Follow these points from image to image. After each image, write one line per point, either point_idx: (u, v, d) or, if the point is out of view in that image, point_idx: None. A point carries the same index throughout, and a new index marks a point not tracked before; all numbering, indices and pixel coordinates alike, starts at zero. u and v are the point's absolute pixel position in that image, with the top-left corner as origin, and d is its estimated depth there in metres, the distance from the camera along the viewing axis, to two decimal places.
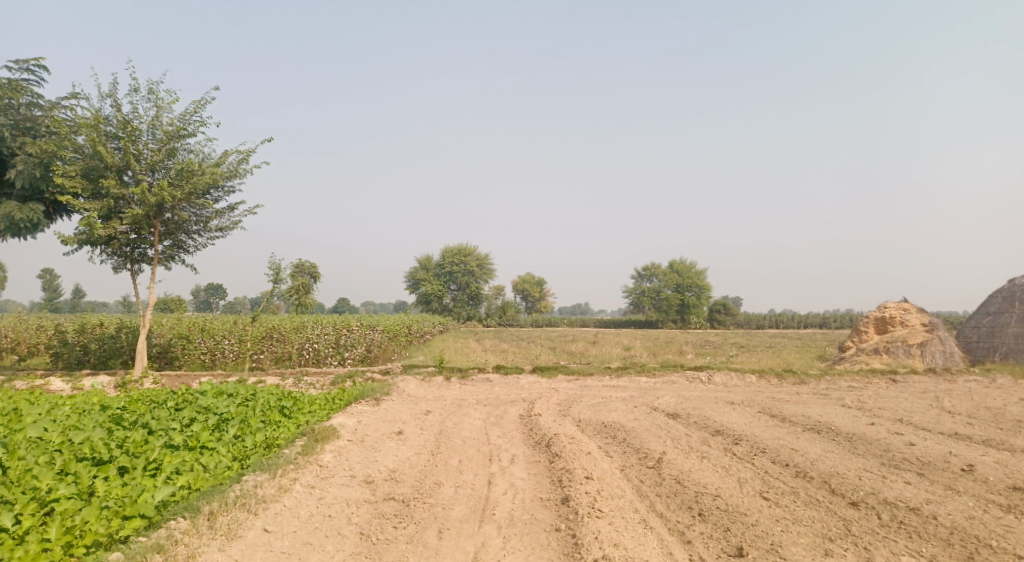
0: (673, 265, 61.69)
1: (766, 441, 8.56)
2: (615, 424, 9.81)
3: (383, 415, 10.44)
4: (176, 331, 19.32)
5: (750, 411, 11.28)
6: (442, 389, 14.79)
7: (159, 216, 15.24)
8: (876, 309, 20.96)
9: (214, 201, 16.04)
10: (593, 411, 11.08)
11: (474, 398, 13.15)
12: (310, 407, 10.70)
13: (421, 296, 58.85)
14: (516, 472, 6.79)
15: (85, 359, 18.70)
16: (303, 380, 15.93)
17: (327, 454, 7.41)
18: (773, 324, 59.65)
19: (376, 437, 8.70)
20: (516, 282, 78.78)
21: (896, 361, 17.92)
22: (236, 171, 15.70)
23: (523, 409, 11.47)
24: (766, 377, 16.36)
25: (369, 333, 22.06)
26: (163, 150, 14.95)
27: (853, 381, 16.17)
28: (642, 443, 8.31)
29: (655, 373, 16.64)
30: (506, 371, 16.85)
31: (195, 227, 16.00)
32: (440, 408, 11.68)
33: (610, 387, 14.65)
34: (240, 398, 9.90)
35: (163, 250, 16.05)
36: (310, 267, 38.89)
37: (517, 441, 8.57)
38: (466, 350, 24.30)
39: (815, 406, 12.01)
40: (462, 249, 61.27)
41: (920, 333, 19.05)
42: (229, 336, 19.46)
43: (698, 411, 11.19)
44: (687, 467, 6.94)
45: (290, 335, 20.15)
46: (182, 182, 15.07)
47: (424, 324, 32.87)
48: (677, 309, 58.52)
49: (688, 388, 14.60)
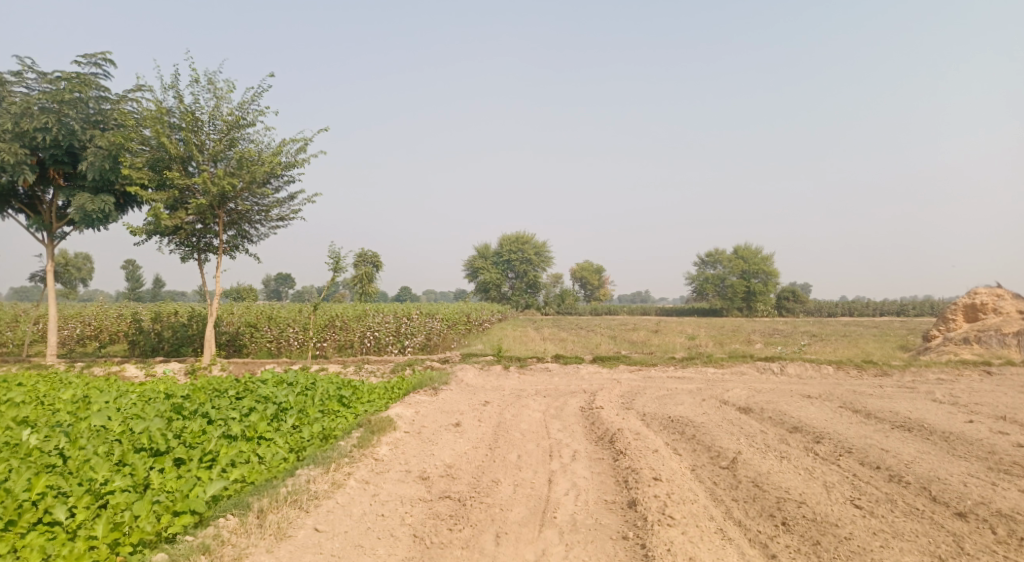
0: (737, 251, 59.31)
1: (852, 439, 7.77)
2: (682, 419, 9.23)
3: (440, 405, 10.25)
4: (243, 320, 19.95)
5: (831, 405, 10.41)
6: (500, 379, 14.53)
7: (222, 206, 15.74)
8: (966, 295, 19.17)
9: (274, 190, 16.38)
10: (658, 405, 10.51)
11: (533, 388, 12.82)
12: (369, 396, 10.67)
13: (479, 285, 59.00)
14: (578, 471, 6.37)
15: (161, 346, 19.58)
16: (363, 368, 16.06)
17: (383, 447, 7.26)
18: (845, 311, 56.44)
19: (433, 429, 8.50)
20: (574, 271, 77.79)
21: (990, 351, 16.31)
22: (295, 161, 15.98)
23: (583, 401, 11.03)
24: (845, 368, 15.24)
25: (428, 321, 22.11)
26: (224, 140, 15.37)
27: (942, 373, 14.82)
28: (713, 440, 7.72)
29: (722, 364, 15.81)
30: (565, 360, 16.42)
31: (257, 216, 16.45)
32: (498, 399, 11.40)
33: (675, 378, 13.99)
34: (298, 387, 9.94)
35: (228, 240, 16.52)
36: (371, 256, 39.66)
37: (578, 436, 8.15)
38: (524, 339, 24.02)
39: (903, 400, 10.98)
40: (519, 237, 61.00)
41: (1018, 321, 17.28)
42: (293, 325, 19.91)
43: (772, 405, 10.43)
44: (764, 469, 6.33)
45: (351, 324, 20.41)
46: (243, 172, 15.44)
47: (482, 313, 32.84)
48: (742, 296, 56.15)
49: (759, 380, 13.73)
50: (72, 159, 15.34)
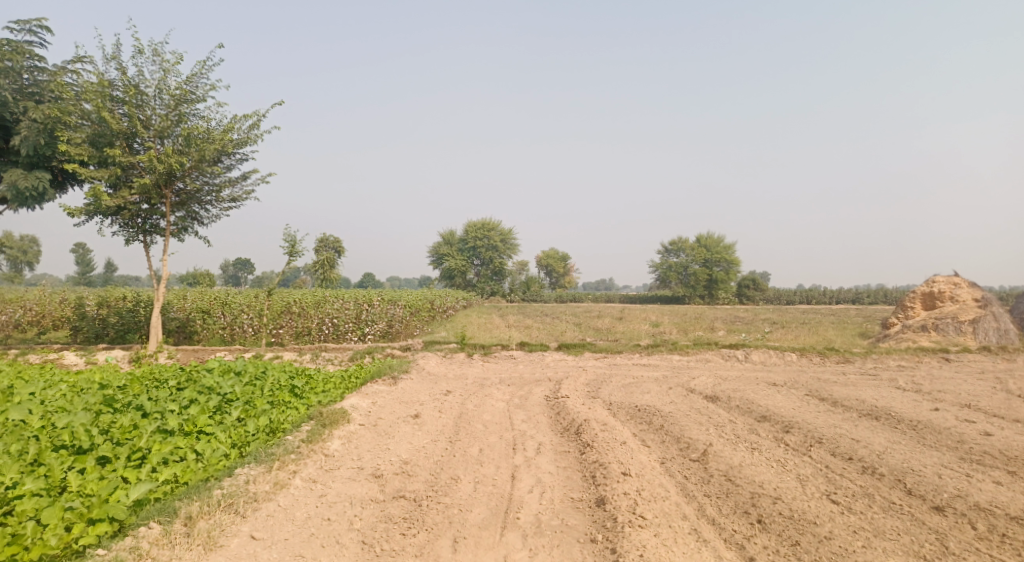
0: (700, 239, 59.99)
1: (821, 428, 7.63)
2: (650, 409, 8.98)
3: (400, 395, 9.78)
4: (194, 306, 18.99)
5: (797, 393, 10.34)
6: (464, 367, 14.11)
7: (170, 185, 14.80)
8: (924, 283, 19.56)
9: (226, 169, 15.47)
10: (625, 393, 10.26)
11: (497, 377, 12.44)
12: (325, 386, 10.14)
13: (444, 271, 58.18)
14: (543, 466, 6.02)
15: (105, 333, 18.49)
16: (321, 356, 15.42)
17: (335, 442, 6.78)
18: (803, 300, 57.83)
19: (389, 421, 8.04)
20: (540, 257, 77.75)
21: (946, 338, 16.63)
22: (248, 138, 15.11)
23: (548, 390, 10.71)
24: (808, 355, 15.31)
25: (390, 308, 21.46)
26: (172, 115, 14.38)
27: (902, 360, 15.02)
28: (683, 431, 7.47)
29: (687, 351, 15.72)
30: (530, 347, 16.10)
31: (208, 197, 15.53)
32: (460, 388, 10.98)
33: (641, 366, 13.83)
34: (247, 377, 9.34)
35: (175, 222, 15.56)
36: (334, 241, 38.70)
37: (543, 427, 7.80)
38: (489, 326, 23.62)
39: (867, 387, 10.98)
40: (486, 224, 60.38)
41: (973, 309, 17.67)
42: (247, 311, 19.04)
43: (739, 393, 10.29)
44: (736, 461, 6.08)
45: (309, 310, 19.64)
46: (191, 149, 14.47)
47: (447, 300, 32.30)
48: (704, 284, 56.87)
49: (724, 367, 13.65)
50: (4, 132, 14.20)
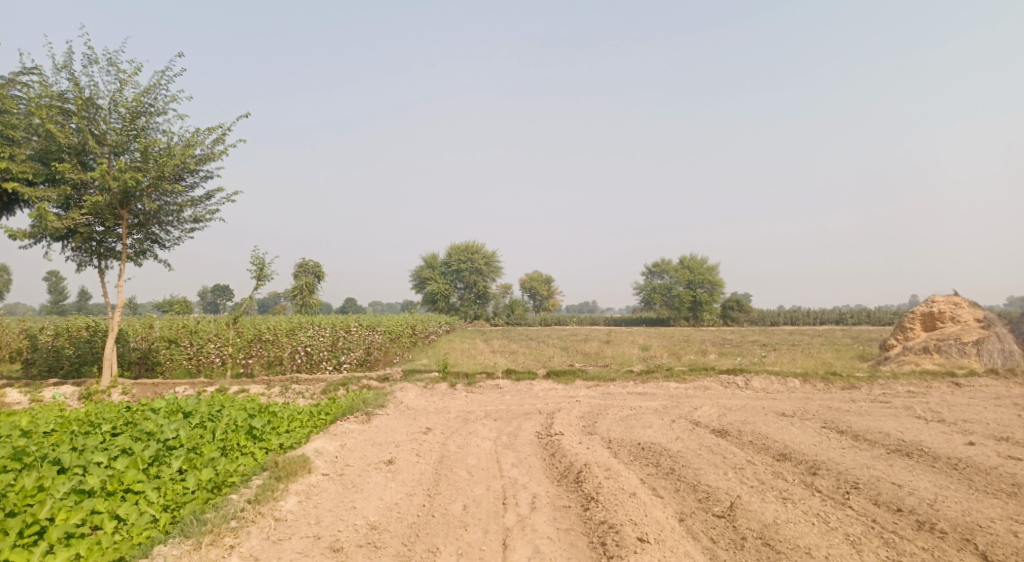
0: (683, 261, 59.57)
1: (853, 470, 6.70)
2: (655, 447, 7.98)
3: (373, 435, 8.67)
4: (157, 334, 17.72)
5: (812, 426, 9.43)
6: (446, 399, 12.99)
7: (126, 204, 13.71)
8: (924, 303, 18.95)
9: (186, 188, 14.42)
10: (624, 428, 9.25)
11: (482, 410, 11.37)
12: (289, 424, 8.98)
13: (427, 295, 56.87)
14: (541, 530, 5.02)
15: (60, 366, 17.06)
16: (290, 389, 14.23)
17: (289, 500, 5.69)
18: (787, 321, 57.55)
19: (358, 469, 6.94)
20: (523, 280, 77.03)
21: (951, 361, 15.95)
22: (212, 154, 14.17)
23: (539, 425, 9.65)
24: (811, 381, 14.47)
25: (368, 334, 20.26)
26: (128, 130, 13.35)
27: (911, 385, 14.22)
28: (697, 476, 6.48)
29: (684, 378, 14.77)
30: (517, 376, 15.03)
31: (168, 217, 14.44)
32: (442, 424, 9.88)
33: (636, 395, 12.87)
34: (198, 418, 8.18)
35: (133, 245, 14.40)
36: (314, 266, 37.46)
37: (537, 474, 6.77)
38: (473, 352, 22.55)
39: (885, 417, 10.10)
40: (469, 247, 59.45)
41: (975, 330, 17.04)
42: (214, 341, 17.77)
43: (749, 426, 9.36)
44: (770, 518, 5.11)
45: (281, 338, 18.39)
46: (147, 165, 13.41)
47: (429, 325, 31.19)
48: (688, 306, 56.51)
49: (726, 396, 12.74)
50: None
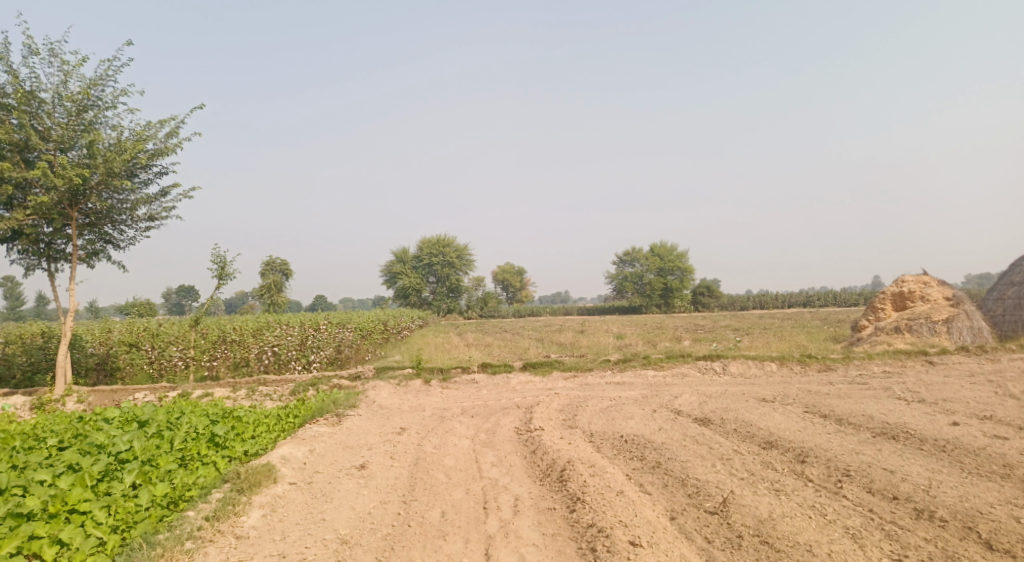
0: (654, 249, 59.91)
1: (842, 457, 6.56)
2: (639, 440, 7.73)
3: (344, 437, 8.22)
4: (117, 339, 16.88)
5: (794, 411, 9.31)
6: (421, 396, 12.58)
7: (75, 203, 12.86)
8: (893, 284, 19.22)
9: (140, 185, 13.59)
10: (606, 420, 8.99)
11: (458, 406, 10.98)
12: (254, 430, 8.43)
13: (399, 290, 56.08)
14: (526, 536, 4.71)
15: (11, 374, 16.00)
16: (258, 391, 13.62)
17: (252, 515, 5.24)
18: (757, 305, 58.44)
19: (328, 476, 6.50)
20: (495, 272, 76.61)
21: (921, 340, 16.17)
22: (166, 148, 13.40)
23: (518, 420, 9.32)
24: (788, 364, 14.48)
25: (338, 332, 19.66)
26: (74, 125, 12.47)
27: (886, 366, 14.34)
28: (685, 469, 6.25)
29: (662, 366, 14.62)
30: (493, 369, 14.68)
31: (121, 216, 13.62)
32: (418, 423, 9.48)
33: (615, 384, 12.67)
34: (155, 427, 7.58)
35: (84, 246, 13.56)
36: (281, 264, 36.50)
37: (519, 473, 6.45)
38: (447, 346, 22.09)
39: (865, 399, 10.06)
40: (440, 240, 58.78)
41: (944, 309, 17.30)
42: (176, 344, 17.02)
43: (732, 413, 9.20)
44: (765, 513, 4.89)
45: (247, 338, 17.68)
46: (96, 162, 12.57)
47: (401, 320, 30.60)
48: (660, 293, 56.95)
49: (705, 382, 12.62)
50: None
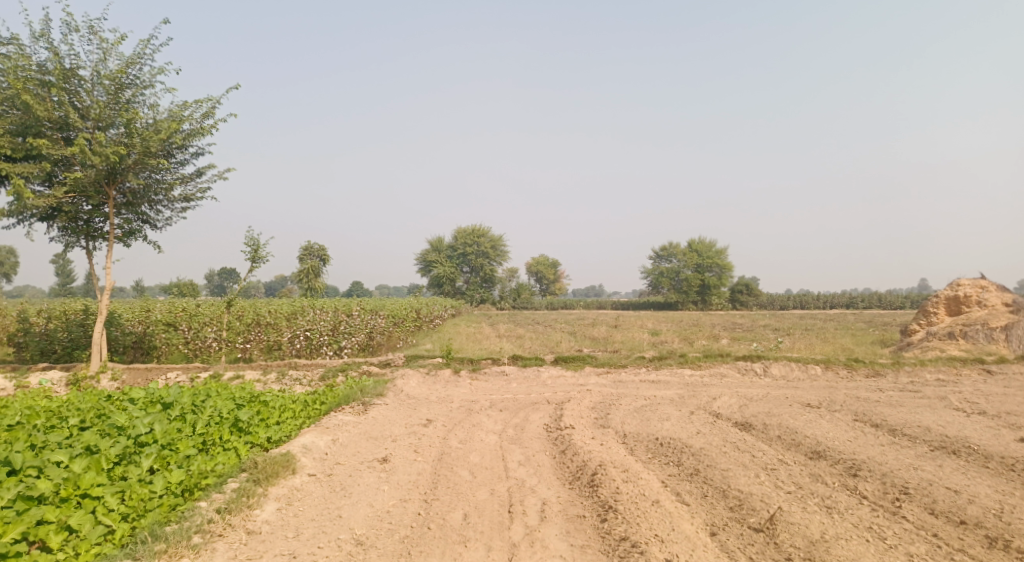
0: (691, 244, 58.57)
1: (900, 472, 6.02)
2: (675, 444, 7.29)
3: (369, 428, 8.03)
4: (155, 318, 17.14)
5: (842, 419, 8.71)
6: (449, 387, 12.35)
7: (112, 182, 13.01)
8: (949, 287, 18.14)
9: (175, 165, 13.69)
10: (639, 421, 8.56)
11: (487, 399, 10.69)
12: (278, 415, 8.30)
13: (433, 279, 56.24)
14: (553, 546, 4.38)
15: (52, 349, 16.43)
16: (287, 375, 13.63)
17: (266, 509, 5.10)
18: (797, 305, 56.62)
19: (349, 469, 6.28)
20: (530, 263, 76.17)
21: (979, 347, 15.18)
22: (201, 129, 13.46)
23: (547, 417, 8.97)
24: (834, 368, 13.76)
25: (370, 319, 19.61)
26: (112, 104, 12.58)
27: (941, 373, 13.48)
28: (725, 479, 5.80)
29: (699, 365, 14.06)
30: (524, 362, 14.36)
31: (157, 196, 13.76)
32: (444, 415, 9.23)
33: (649, 383, 12.22)
34: (179, 409, 7.51)
35: (121, 225, 13.74)
36: (319, 249, 36.89)
37: (546, 474, 6.12)
38: (478, 337, 21.87)
39: (920, 408, 9.39)
40: (475, 230, 58.65)
41: (1005, 315, 16.22)
42: (210, 324, 17.19)
43: (776, 418, 8.67)
44: (817, 534, 4.43)
45: (281, 322, 17.75)
46: (133, 141, 12.68)
47: (434, 309, 30.56)
48: (696, 289, 55.67)
49: (745, 384, 12.04)
50: None
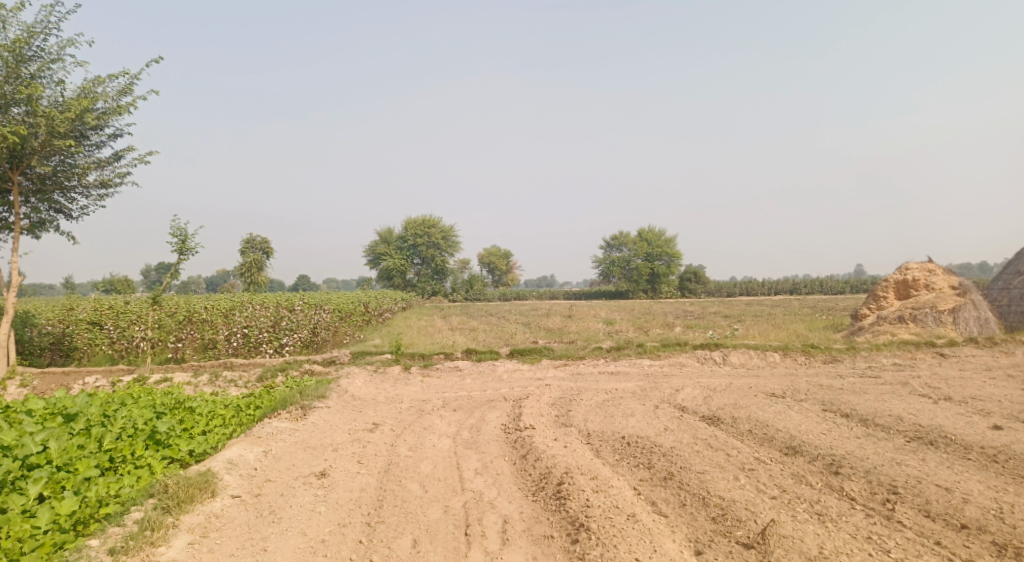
0: (642, 234, 58.99)
1: (883, 470, 5.68)
2: (643, 443, 6.77)
3: (308, 436, 7.18)
4: (77, 317, 15.62)
5: (811, 409, 8.42)
6: (399, 385, 11.54)
7: (16, 166, 11.47)
8: (896, 271, 18.48)
9: (90, 148, 12.25)
10: (603, 418, 8.02)
11: (439, 398, 9.95)
12: (205, 424, 7.28)
13: (383, 271, 54.65)
14: None
15: None
16: (222, 376, 12.47)
17: (175, 544, 4.25)
18: (744, 292, 58.02)
19: (280, 486, 5.44)
20: (482, 254, 75.26)
21: (928, 330, 15.45)
22: (119, 107, 12.08)
23: (506, 416, 8.33)
24: (792, 355, 13.67)
25: (315, 314, 18.47)
26: (12, 78, 11.01)
27: (895, 358, 13.58)
28: (703, 484, 5.30)
29: (659, 355, 13.70)
30: (478, 357, 13.67)
31: (70, 183, 12.26)
32: (393, 417, 8.46)
33: (610, 375, 11.77)
34: (85, 421, 6.27)
35: (29, 215, 12.18)
36: (262, 242, 35.06)
37: (507, 484, 5.50)
38: (431, 330, 21.00)
39: (884, 396, 9.24)
40: (426, 221, 57.27)
41: (950, 298, 16.58)
42: (138, 324, 15.78)
43: (744, 411, 8.30)
44: (813, 550, 3.97)
45: (217, 319, 16.39)
46: (38, 120, 11.19)
47: (384, 302, 29.41)
48: (647, 278, 56.28)
49: (706, 374, 11.75)
50: None
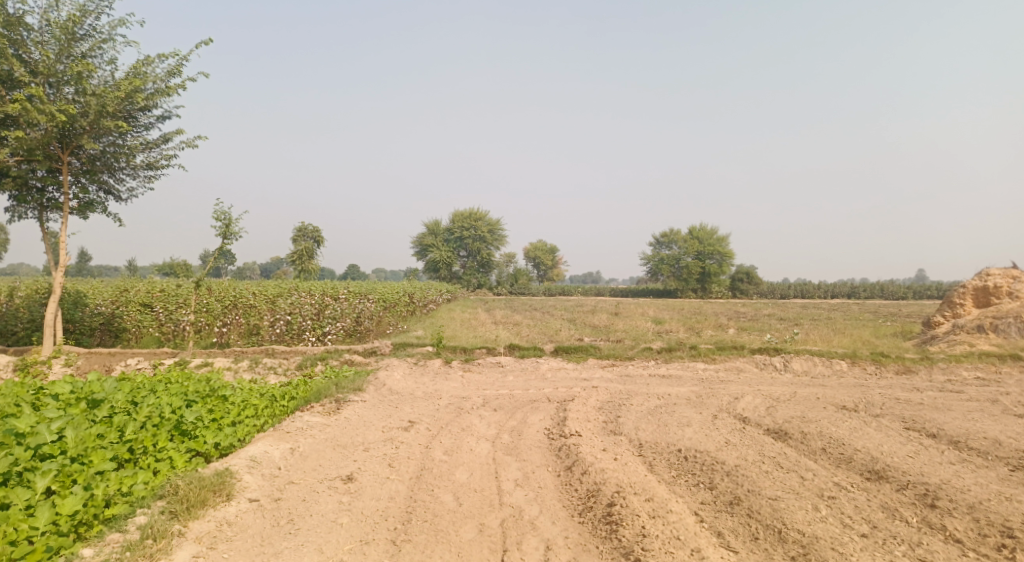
0: (693, 231, 57.00)
1: (993, 507, 4.81)
2: (702, 458, 6.07)
3: (339, 433, 6.77)
4: (129, 299, 15.86)
5: (892, 426, 7.49)
6: (438, 380, 11.11)
7: (66, 145, 11.56)
8: (976, 277, 16.92)
9: (138, 130, 12.26)
10: (656, 427, 7.33)
11: (480, 396, 9.44)
12: (235, 414, 6.96)
13: (429, 263, 54.73)
14: None
15: (12, 330, 13.97)
16: (262, 363, 12.37)
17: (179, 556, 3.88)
18: (798, 294, 55.59)
19: (303, 490, 5.03)
20: (527, 249, 74.73)
21: (1012, 342, 14.02)
22: (167, 88, 12.03)
23: (549, 420, 7.74)
24: (860, 363, 12.56)
25: (358, 303, 18.29)
26: (64, 57, 11.08)
27: (978, 371, 12.31)
28: (776, 513, 4.59)
29: (713, 359, 12.83)
30: (521, 353, 13.11)
31: (118, 163, 12.32)
32: (430, 416, 8.00)
33: (660, 378, 11.02)
34: (110, 408, 6.02)
35: (78, 195, 12.31)
36: (312, 231, 35.34)
37: (550, 501, 4.92)
38: (473, 324, 20.56)
39: (974, 415, 8.21)
40: (472, 214, 57.04)
41: None
42: (184, 307, 15.80)
43: (814, 425, 7.46)
44: None
45: (261, 305, 16.37)
46: (88, 99, 11.24)
47: (428, 294, 29.18)
48: (697, 277, 54.51)
49: (766, 381, 10.86)
50: None
